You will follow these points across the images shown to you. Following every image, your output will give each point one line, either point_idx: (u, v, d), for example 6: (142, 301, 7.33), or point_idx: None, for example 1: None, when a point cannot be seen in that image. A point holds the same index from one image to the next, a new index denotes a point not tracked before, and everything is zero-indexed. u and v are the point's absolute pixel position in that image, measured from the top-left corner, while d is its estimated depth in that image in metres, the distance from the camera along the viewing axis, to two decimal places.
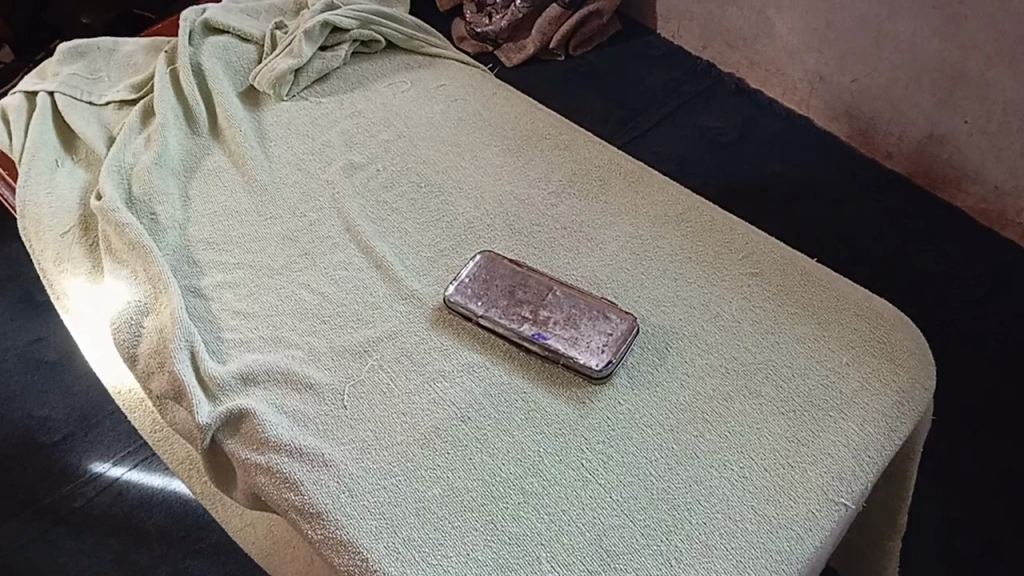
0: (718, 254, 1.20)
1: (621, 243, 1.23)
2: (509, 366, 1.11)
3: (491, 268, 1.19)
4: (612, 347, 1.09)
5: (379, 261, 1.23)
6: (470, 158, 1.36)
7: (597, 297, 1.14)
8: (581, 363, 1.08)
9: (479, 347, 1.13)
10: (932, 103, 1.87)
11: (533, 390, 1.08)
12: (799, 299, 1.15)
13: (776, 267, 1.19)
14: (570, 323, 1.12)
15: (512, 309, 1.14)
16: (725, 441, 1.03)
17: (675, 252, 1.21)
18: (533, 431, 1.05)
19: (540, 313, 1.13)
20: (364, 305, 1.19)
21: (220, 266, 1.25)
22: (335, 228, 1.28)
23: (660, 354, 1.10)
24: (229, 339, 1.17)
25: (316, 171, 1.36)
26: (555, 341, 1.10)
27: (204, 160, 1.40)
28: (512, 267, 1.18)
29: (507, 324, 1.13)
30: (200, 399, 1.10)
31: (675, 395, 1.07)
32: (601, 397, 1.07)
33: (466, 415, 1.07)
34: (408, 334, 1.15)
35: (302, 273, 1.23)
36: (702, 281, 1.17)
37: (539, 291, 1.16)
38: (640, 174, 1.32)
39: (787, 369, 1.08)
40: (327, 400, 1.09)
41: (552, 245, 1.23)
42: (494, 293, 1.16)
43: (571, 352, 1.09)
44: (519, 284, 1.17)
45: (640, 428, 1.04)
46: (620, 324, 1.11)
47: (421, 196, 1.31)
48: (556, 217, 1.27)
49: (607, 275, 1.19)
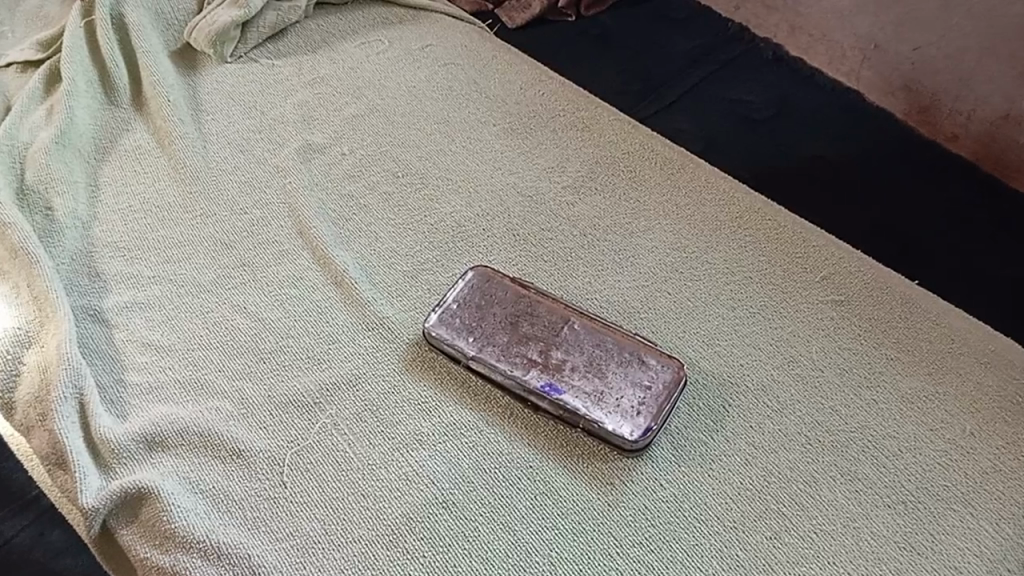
0: (788, 274, 0.91)
1: (658, 257, 0.93)
2: (511, 429, 0.82)
3: (486, 291, 0.89)
4: (652, 409, 0.80)
5: (338, 277, 0.93)
6: (461, 140, 1.05)
7: (629, 336, 0.85)
8: (613, 432, 0.79)
9: (469, 401, 0.84)
10: (1012, 79, 1.41)
11: (542, 465, 0.79)
12: (900, 339, 0.86)
13: (867, 294, 0.89)
14: (592, 372, 0.83)
15: (514, 349, 0.85)
16: (810, 548, 0.74)
17: (730, 272, 0.91)
18: (542, 526, 0.76)
19: (551, 355, 0.84)
20: (317, 339, 0.89)
21: (130, 282, 0.95)
22: (284, 230, 0.98)
23: (715, 416, 0.81)
24: (135, 384, 0.87)
25: (263, 154, 1.05)
26: (571, 397, 0.81)
27: (121, 139, 1.09)
28: (514, 290, 0.89)
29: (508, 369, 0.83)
30: (88, 473, 0.80)
31: (738, 475, 0.78)
32: (636, 478, 0.78)
33: (449, 501, 0.78)
34: (373, 381, 0.85)
35: (237, 291, 0.93)
36: (768, 312, 0.88)
37: (551, 326, 0.86)
38: (682, 164, 1.01)
39: (891, 443, 0.79)
40: (260, 475, 0.80)
41: (567, 257, 0.93)
42: (490, 327, 0.86)
43: (595, 416, 0.80)
44: (524, 313, 0.87)
45: (690, 525, 0.75)
46: (661, 376, 0.82)
47: (398, 189, 1.01)
48: (572, 219, 0.96)
49: (640, 301, 0.89)
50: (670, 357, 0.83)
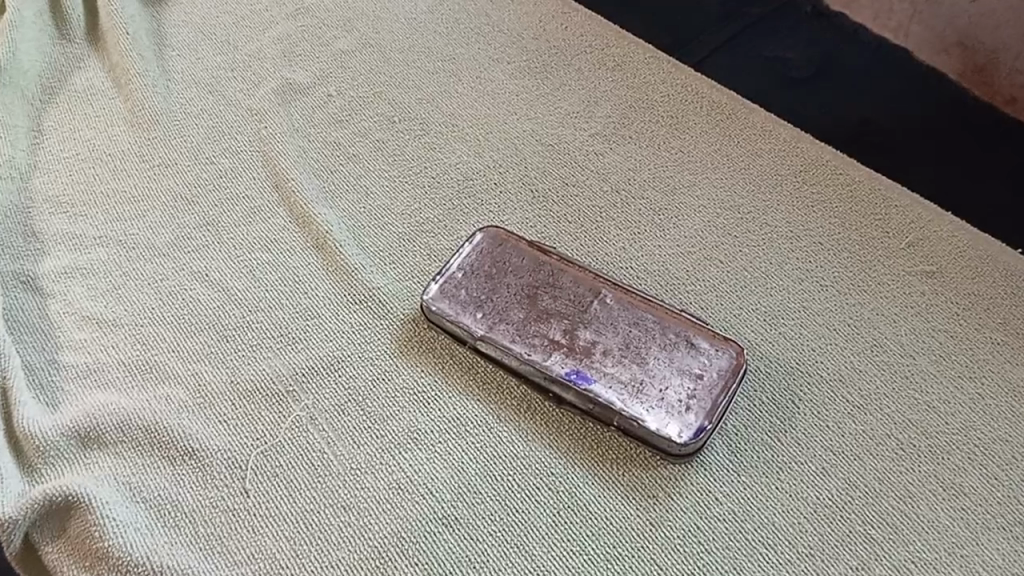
0: (865, 241, 0.75)
1: (706, 218, 0.77)
2: (527, 426, 0.66)
3: (498, 257, 0.73)
4: (705, 404, 0.64)
5: (320, 239, 0.77)
6: (468, 79, 0.88)
7: (673, 312, 0.69)
8: (657, 433, 0.63)
9: (476, 391, 0.68)
10: None
11: (567, 473, 0.64)
12: (1007, 320, 0.70)
13: (963, 264, 0.73)
14: (628, 357, 0.67)
15: (531, 328, 0.69)
16: None
17: (794, 237, 0.75)
18: (566, 551, 0.61)
19: (578, 336, 0.68)
20: (292, 313, 0.73)
21: (72, 243, 0.79)
22: (256, 183, 0.82)
23: (782, 413, 0.66)
24: (71, 366, 0.71)
25: (235, 96, 0.89)
26: (604, 387, 0.66)
27: (72, 78, 0.93)
28: (532, 257, 0.73)
29: (525, 352, 0.68)
30: (6, 475, 0.64)
31: (813, 489, 0.62)
32: (684, 490, 0.63)
33: (450, 518, 0.62)
34: (360, 365, 0.70)
35: (198, 255, 0.77)
36: (842, 286, 0.72)
37: (576, 300, 0.70)
38: (733, 107, 0.84)
39: (1004, 449, 0.64)
40: (217, 482, 0.65)
41: (596, 217, 0.77)
42: (501, 301, 0.71)
43: (633, 413, 0.64)
44: (544, 284, 0.71)
45: (754, 553, 0.60)
46: (713, 364, 0.66)
47: (393, 136, 0.85)
48: (602, 172, 0.80)
49: (686, 271, 0.73)
50: (725, 339, 0.67)
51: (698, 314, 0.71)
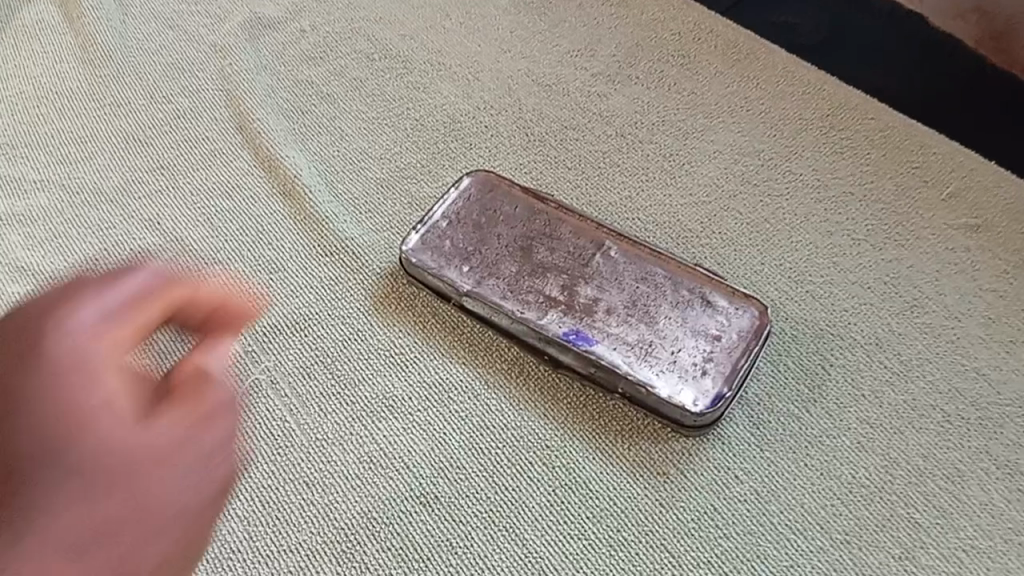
0: (900, 192, 0.67)
1: (722, 165, 0.68)
2: (519, 394, 0.58)
3: (488, 204, 0.64)
4: (724, 370, 0.56)
5: (288, 185, 0.69)
6: (457, 14, 0.79)
7: (685, 266, 0.60)
8: (669, 401, 0.55)
9: (461, 354, 0.60)
10: None
11: (565, 446, 0.56)
12: None
13: (1011, 218, 0.65)
14: (635, 317, 0.59)
15: (525, 284, 0.61)
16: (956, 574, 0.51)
17: (822, 187, 0.67)
18: (562, 535, 0.53)
19: (578, 292, 0.60)
20: (255, 266, 0.65)
21: (8, 187, 0.70)
22: (218, 124, 0.73)
23: (812, 380, 0.57)
24: None
25: (198, 30, 0.80)
26: (608, 349, 0.57)
27: (17, 12, 0.82)
28: (526, 205, 0.64)
29: (518, 310, 0.59)
30: None
31: (848, 466, 0.54)
32: (699, 467, 0.55)
33: (428, 496, 0.54)
34: (330, 323, 0.61)
35: (150, 202, 0.69)
36: (877, 241, 0.64)
37: (576, 253, 0.62)
38: (752, 46, 0.75)
39: None
40: None
41: (599, 163, 0.69)
42: (491, 253, 0.62)
43: (642, 378, 0.56)
44: (540, 235, 0.63)
45: (780, 539, 0.52)
46: (733, 325, 0.58)
47: (372, 75, 0.76)
48: (605, 115, 0.72)
49: (700, 223, 0.65)
50: (747, 295, 0.59)
51: (714, 269, 0.62)
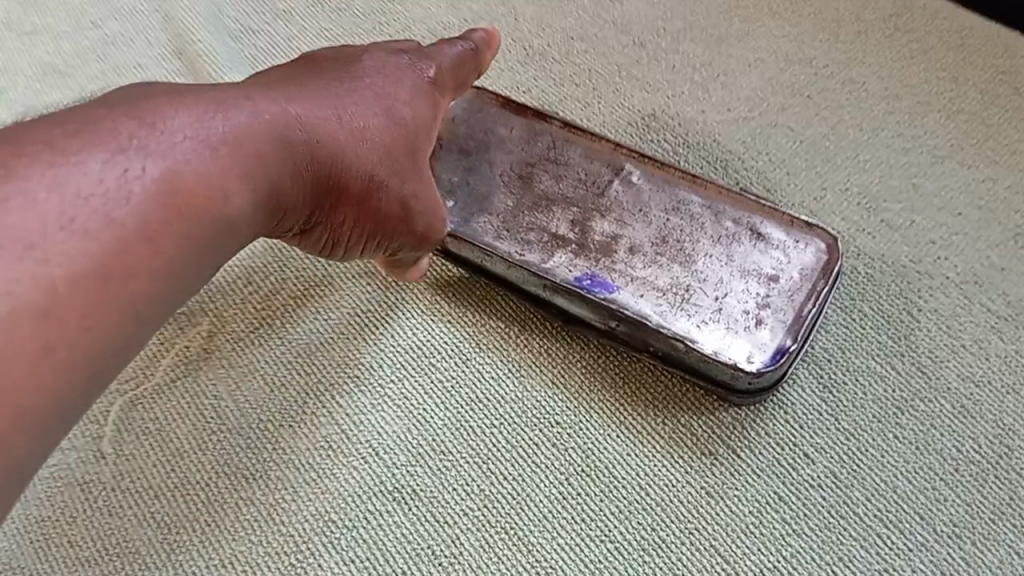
0: (989, 102, 0.52)
1: (767, 74, 0.55)
2: (520, 357, 0.46)
3: (473, 125, 0.50)
4: (786, 321, 0.43)
5: None
6: None
7: (727, 192, 0.47)
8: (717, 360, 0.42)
9: (446, 308, 0.47)
10: None
11: (582, 422, 0.44)
12: None
13: None
14: (665, 256, 0.45)
15: (524, 219, 0.47)
16: None
17: (892, 97, 0.53)
18: (581, 537, 0.41)
19: (593, 229, 0.46)
20: None
21: None
22: (148, 46, 0.60)
23: (898, 331, 0.45)
24: None
25: None
26: (631, 296, 0.44)
27: None
28: (522, 123, 0.50)
29: (516, 253, 0.46)
30: None
31: (950, 438, 0.43)
32: (759, 443, 0.43)
33: (404, 491, 0.42)
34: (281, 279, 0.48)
35: None
36: (966, 157, 0.51)
37: (589, 180, 0.48)
38: None
39: None
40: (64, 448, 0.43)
41: (613, 77, 0.56)
42: (481, 186, 0.48)
43: (679, 331, 0.43)
44: (541, 159, 0.49)
45: (867, 535, 0.41)
46: (792, 264, 0.44)
47: None
48: (620, 22, 0.57)
49: (743, 142, 0.52)
50: (812, 227, 0.45)
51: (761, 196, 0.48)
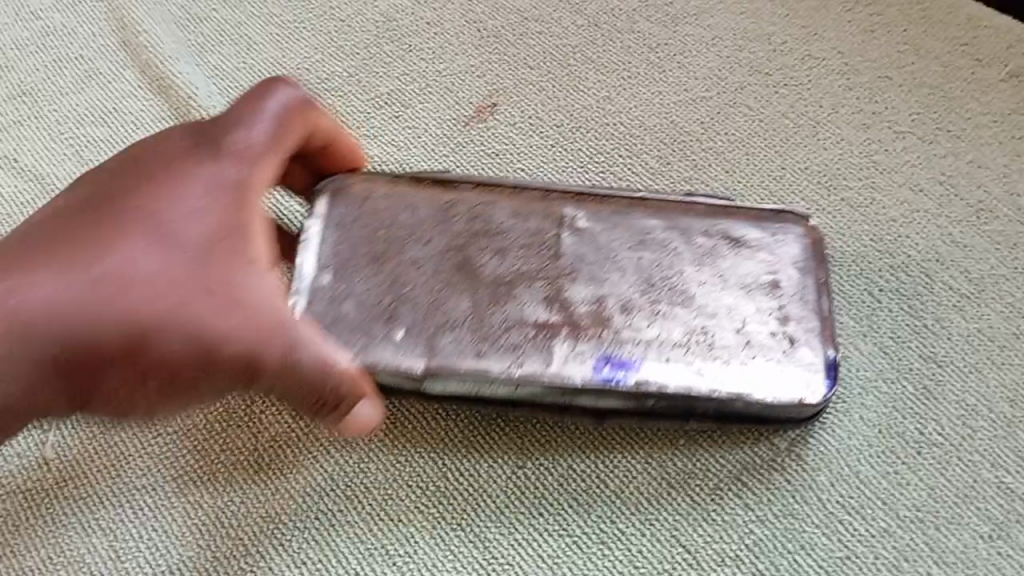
0: (949, 73, 0.51)
1: (724, 53, 0.53)
2: None
3: (366, 218, 0.43)
4: (819, 335, 0.41)
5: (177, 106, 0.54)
6: None
7: (686, 203, 0.44)
8: (790, 407, 0.40)
9: None
10: None
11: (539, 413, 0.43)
12: None
13: None
14: (663, 301, 0.42)
15: (495, 318, 0.41)
16: None
17: (852, 72, 0.52)
18: (538, 532, 0.40)
19: (577, 295, 0.42)
20: None
21: None
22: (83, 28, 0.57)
23: (860, 313, 0.44)
24: None
25: None
26: (666, 370, 0.40)
27: None
28: (428, 198, 0.43)
29: (515, 367, 0.40)
30: None
31: (914, 420, 0.42)
32: (721, 431, 0.42)
33: (356, 490, 0.41)
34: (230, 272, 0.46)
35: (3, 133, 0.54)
36: (926, 132, 0.50)
37: (533, 244, 0.43)
38: None
39: None
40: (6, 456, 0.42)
41: (567, 59, 0.54)
42: (420, 294, 0.41)
43: (739, 388, 0.40)
44: (478, 238, 0.43)
45: (829, 522, 0.40)
46: (803, 277, 0.42)
47: None
48: (575, 2, 0.56)
49: (700, 124, 0.51)
50: (790, 229, 0.43)
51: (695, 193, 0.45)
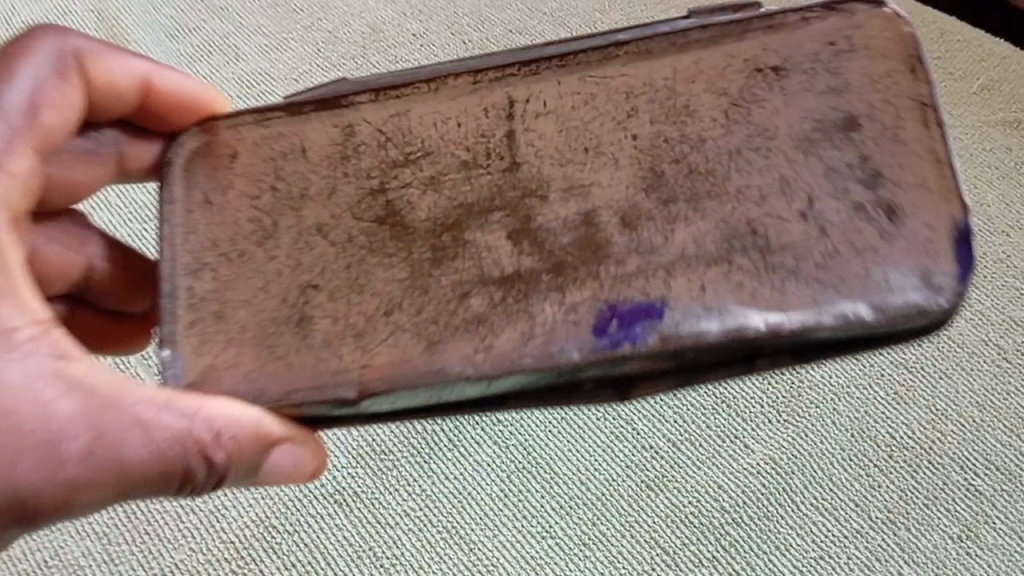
0: None
1: None
2: None
3: (205, 194, 0.27)
4: (900, 120, 0.25)
5: None
6: None
7: (697, 37, 0.26)
8: (893, 316, 0.24)
9: None
10: None
11: (526, 421, 0.45)
12: None
13: None
14: (685, 188, 0.25)
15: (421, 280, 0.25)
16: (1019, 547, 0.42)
17: None
18: (518, 528, 0.43)
19: (550, 210, 0.25)
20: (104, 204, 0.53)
21: None
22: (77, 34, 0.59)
23: None
24: None
25: None
26: (698, 319, 0.24)
27: None
28: (315, 128, 0.27)
29: (479, 353, 0.24)
30: None
31: (883, 424, 0.45)
32: (696, 433, 0.45)
33: (345, 493, 0.44)
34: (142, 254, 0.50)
35: None
36: None
37: (466, 131, 0.26)
38: None
39: None
40: None
41: None
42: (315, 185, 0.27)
43: (811, 308, 0.24)
44: (400, 130, 0.27)
45: (803, 523, 0.43)
46: (901, 122, 0.25)
47: None
48: (557, 15, 0.58)
49: None
50: (883, 29, 0.26)
51: (736, 10, 0.27)
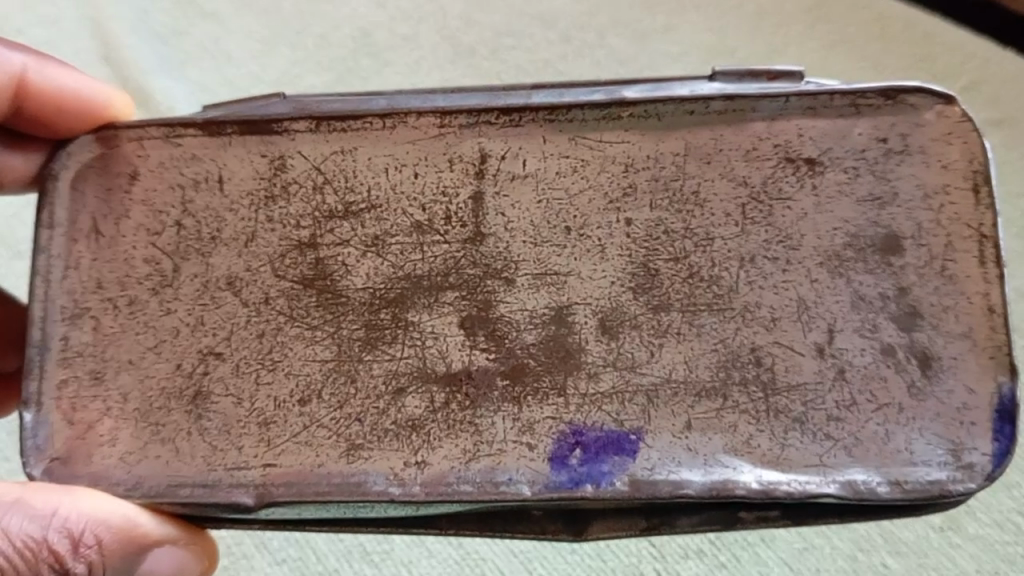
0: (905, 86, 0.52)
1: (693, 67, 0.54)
2: None
3: (132, 217, 0.28)
4: (950, 250, 0.27)
5: None
6: None
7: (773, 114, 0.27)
8: (919, 494, 0.26)
9: None
10: None
11: None
12: None
13: None
14: (702, 300, 0.27)
15: (353, 320, 0.28)
16: (1015, 541, 0.41)
17: None
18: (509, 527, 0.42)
19: (511, 300, 0.27)
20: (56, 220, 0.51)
21: None
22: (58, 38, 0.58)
23: None
24: None
25: None
26: (682, 469, 0.26)
27: None
28: (237, 154, 0.28)
29: (406, 461, 0.27)
30: None
31: None
32: None
33: None
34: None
35: None
36: None
37: (438, 185, 0.28)
38: None
39: None
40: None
41: (538, 74, 0.55)
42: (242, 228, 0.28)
43: (815, 472, 0.26)
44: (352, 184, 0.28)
45: None
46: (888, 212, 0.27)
47: None
48: (547, 18, 0.57)
49: None
50: (947, 132, 0.27)
51: (771, 81, 0.28)
